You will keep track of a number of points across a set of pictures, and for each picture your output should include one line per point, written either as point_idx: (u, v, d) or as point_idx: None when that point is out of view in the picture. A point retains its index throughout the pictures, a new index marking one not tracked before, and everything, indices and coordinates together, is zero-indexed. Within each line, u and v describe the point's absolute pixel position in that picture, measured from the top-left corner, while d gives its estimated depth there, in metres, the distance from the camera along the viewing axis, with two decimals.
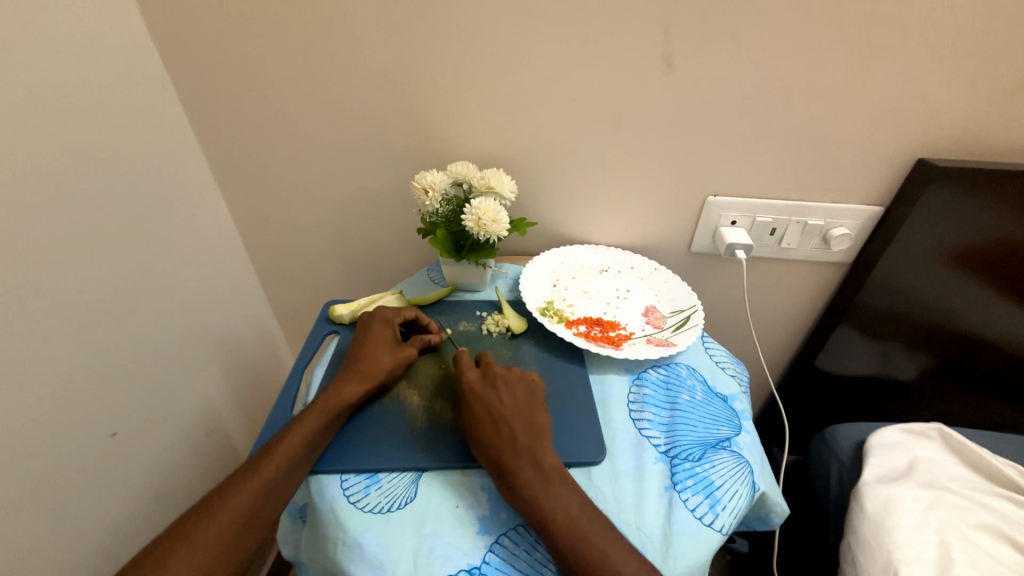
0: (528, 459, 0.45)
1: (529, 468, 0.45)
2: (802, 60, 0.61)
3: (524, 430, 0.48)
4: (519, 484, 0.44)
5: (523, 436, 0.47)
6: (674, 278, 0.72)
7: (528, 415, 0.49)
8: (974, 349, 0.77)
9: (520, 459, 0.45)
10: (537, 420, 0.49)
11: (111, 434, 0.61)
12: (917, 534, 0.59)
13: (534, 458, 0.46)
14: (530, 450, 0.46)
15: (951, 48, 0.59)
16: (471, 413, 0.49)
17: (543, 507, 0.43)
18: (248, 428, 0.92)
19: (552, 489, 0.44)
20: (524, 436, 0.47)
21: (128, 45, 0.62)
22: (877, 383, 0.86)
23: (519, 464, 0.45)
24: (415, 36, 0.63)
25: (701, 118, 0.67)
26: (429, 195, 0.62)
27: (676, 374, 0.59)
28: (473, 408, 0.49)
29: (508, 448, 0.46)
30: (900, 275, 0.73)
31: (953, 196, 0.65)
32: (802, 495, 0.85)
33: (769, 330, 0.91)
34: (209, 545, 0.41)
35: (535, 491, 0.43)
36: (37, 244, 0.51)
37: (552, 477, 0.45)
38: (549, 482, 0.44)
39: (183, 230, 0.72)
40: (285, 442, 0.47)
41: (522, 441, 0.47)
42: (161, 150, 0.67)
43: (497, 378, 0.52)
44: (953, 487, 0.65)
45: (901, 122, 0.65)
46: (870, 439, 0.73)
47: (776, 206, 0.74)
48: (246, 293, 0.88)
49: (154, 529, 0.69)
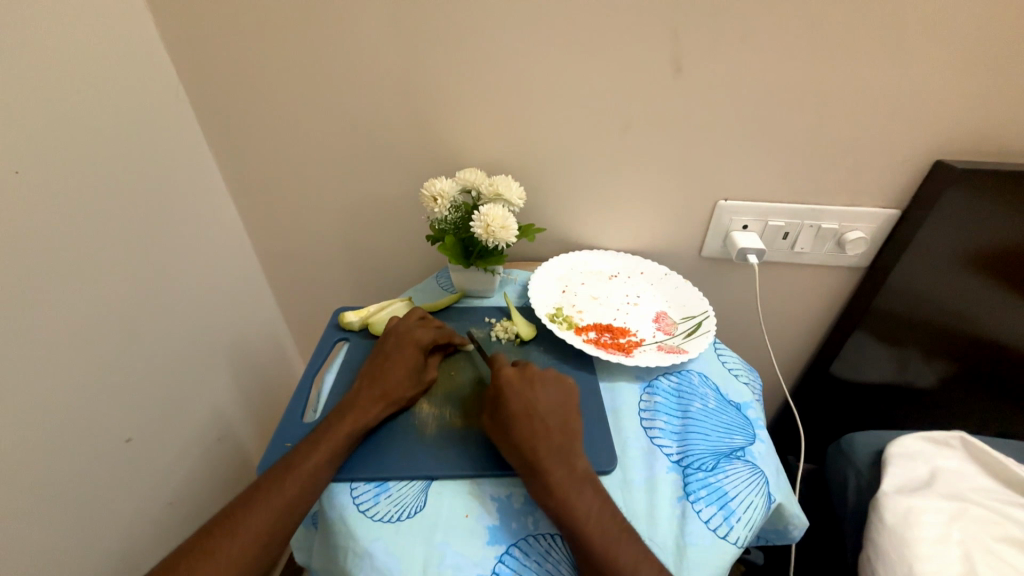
0: (563, 461, 0.45)
1: (562, 470, 0.45)
2: (812, 63, 0.61)
3: (560, 430, 0.48)
4: (550, 483, 0.44)
5: (558, 435, 0.47)
6: (685, 284, 0.71)
7: (564, 416, 0.49)
8: (997, 355, 0.75)
9: (554, 460, 0.45)
10: (573, 423, 0.49)
11: (125, 440, 0.61)
12: (939, 548, 0.57)
13: (567, 459, 0.46)
14: (564, 451, 0.46)
15: (966, 49, 0.58)
16: (506, 406, 0.48)
17: (572, 508, 0.42)
18: (259, 434, 0.92)
19: (582, 493, 0.43)
20: (559, 435, 0.47)
21: (143, 58, 0.63)
22: (895, 390, 0.84)
23: (553, 464, 0.45)
24: (422, 45, 0.64)
25: (709, 123, 0.66)
26: (438, 203, 0.62)
27: (688, 382, 0.58)
28: (510, 402, 0.49)
29: (543, 445, 0.46)
30: (918, 279, 0.72)
31: (973, 199, 0.64)
32: (818, 505, 0.83)
33: (782, 336, 0.89)
34: (228, 561, 0.41)
35: (566, 492, 0.43)
36: (52, 253, 0.52)
37: (582, 480, 0.45)
38: (579, 486, 0.44)
39: (195, 238, 0.73)
40: (306, 461, 0.46)
41: (558, 442, 0.47)
42: (174, 160, 0.69)
43: (534, 376, 0.52)
44: (976, 498, 0.63)
45: (915, 123, 0.63)
46: (888, 448, 0.71)
47: (788, 209, 0.72)
48: (257, 300, 0.89)
49: (166, 534, 0.69)
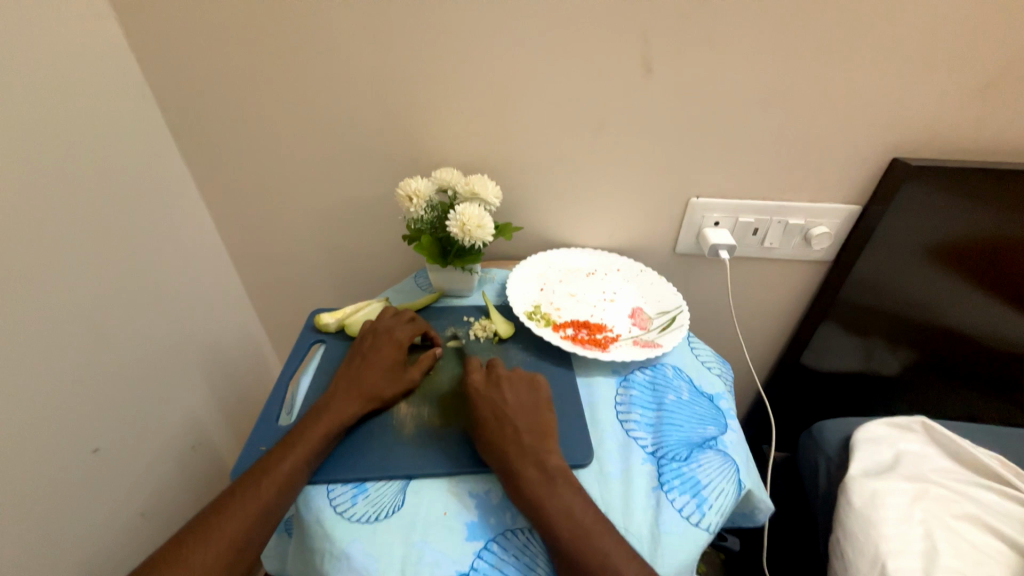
0: (532, 459, 0.46)
1: (532, 468, 0.46)
2: (778, 64, 0.63)
3: (529, 429, 0.49)
4: (521, 483, 0.45)
5: (528, 435, 0.49)
6: (659, 280, 0.73)
7: (535, 417, 0.51)
8: (954, 342, 0.79)
9: (523, 460, 0.46)
10: (545, 423, 0.50)
11: (93, 450, 0.59)
12: (902, 527, 0.60)
13: (537, 457, 0.47)
14: (534, 449, 0.47)
15: (919, 51, 0.60)
16: (475, 413, 0.51)
17: (541, 507, 0.43)
18: (235, 439, 0.91)
19: (553, 489, 0.44)
20: (529, 435, 0.49)
21: (106, 56, 0.61)
22: (862, 378, 0.87)
23: (523, 463, 0.46)
24: (397, 44, 0.64)
25: (681, 123, 0.68)
26: (413, 202, 0.62)
27: (662, 375, 0.60)
28: (477, 408, 0.51)
29: (513, 446, 0.47)
30: (880, 272, 0.75)
31: (928, 194, 0.67)
32: (791, 491, 0.86)
33: (755, 329, 0.92)
34: (202, 569, 0.40)
35: (536, 490, 0.44)
36: (14, 260, 0.50)
37: (555, 476, 0.45)
38: (551, 482, 0.45)
39: (164, 241, 0.71)
40: (282, 464, 0.46)
41: (527, 440, 0.48)
42: (141, 161, 0.66)
43: (500, 379, 0.54)
44: (937, 479, 0.66)
45: (875, 123, 0.66)
46: (855, 433, 0.74)
47: (757, 206, 0.75)
48: (231, 304, 0.87)
49: (139, 545, 0.67)
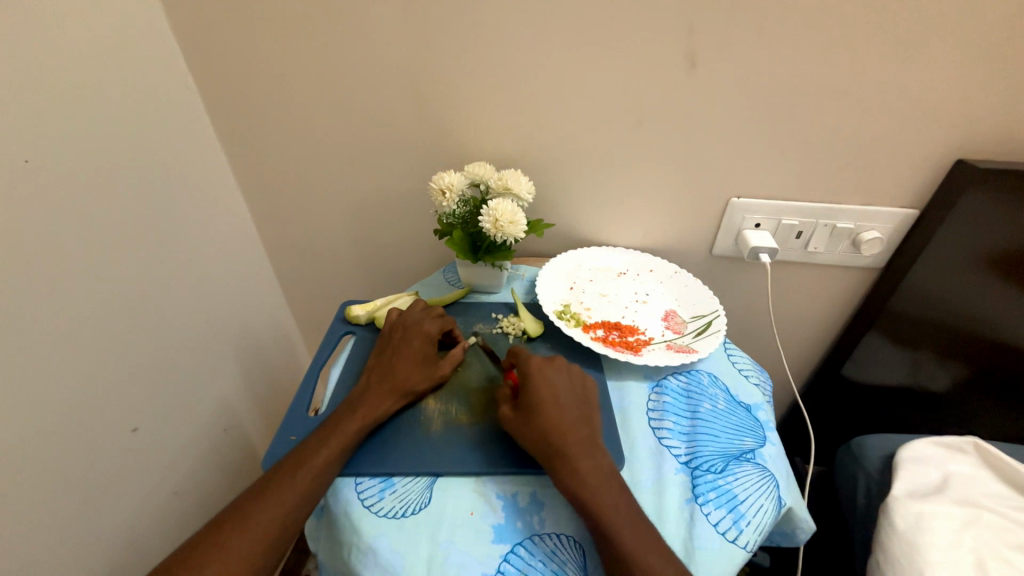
0: (588, 452, 0.45)
1: (587, 460, 0.44)
2: (832, 57, 0.59)
3: (585, 421, 0.48)
4: (580, 472, 0.43)
5: (585, 426, 0.47)
6: (695, 282, 0.70)
7: (588, 408, 0.49)
8: (1017, 361, 0.73)
9: (580, 450, 0.45)
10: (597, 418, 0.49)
11: (132, 429, 0.62)
12: (950, 554, 0.56)
13: (593, 452, 0.45)
14: (589, 443, 0.46)
15: (991, 44, 0.56)
16: (534, 397, 0.48)
17: (602, 503, 0.42)
18: (265, 425, 0.93)
19: (610, 485, 0.43)
20: (585, 426, 0.47)
21: (151, 48, 0.63)
22: (908, 393, 0.82)
23: (579, 453, 0.45)
24: (432, 37, 0.63)
25: (724, 119, 0.65)
26: (445, 196, 0.62)
27: (697, 382, 0.58)
28: (537, 392, 0.48)
29: (572, 435, 0.46)
30: (935, 282, 0.70)
31: (996, 200, 0.62)
32: (826, 508, 0.82)
33: (793, 336, 0.88)
34: (240, 556, 0.41)
35: (592, 482, 0.43)
36: (61, 244, 0.52)
37: (609, 474, 0.44)
38: (606, 479, 0.44)
39: (202, 230, 0.73)
40: (317, 455, 0.46)
41: (585, 433, 0.47)
42: (182, 152, 0.68)
43: (563, 365, 0.52)
44: (989, 505, 0.61)
45: (937, 121, 0.62)
46: (899, 452, 0.70)
47: (802, 208, 0.71)
48: (264, 292, 0.89)
49: (173, 523, 0.70)
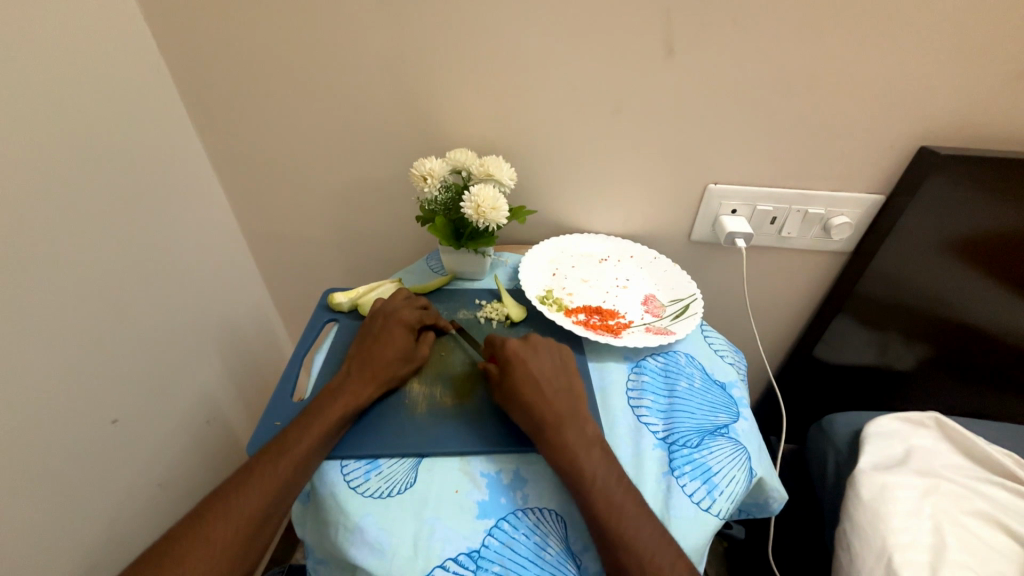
0: (571, 424, 0.47)
1: (571, 432, 0.47)
2: (805, 46, 0.60)
3: (564, 393, 0.50)
4: (563, 443, 0.46)
5: (566, 399, 0.49)
6: (674, 267, 0.72)
7: (566, 378, 0.52)
8: (972, 338, 0.77)
9: (563, 424, 0.47)
10: (575, 384, 0.52)
11: (112, 421, 0.61)
12: (911, 521, 0.60)
13: (577, 424, 0.47)
14: (573, 416, 0.48)
15: (953, 36, 0.58)
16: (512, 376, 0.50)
17: (572, 476, 0.44)
18: (248, 416, 0.92)
19: (593, 456, 0.45)
20: (566, 399, 0.49)
21: (123, 32, 0.61)
22: (876, 372, 0.86)
23: (561, 427, 0.47)
24: (413, 24, 0.63)
25: (702, 108, 0.66)
26: (427, 182, 0.62)
27: (675, 362, 0.59)
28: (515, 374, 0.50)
29: (550, 410, 0.48)
30: (899, 265, 0.73)
31: (954, 186, 0.65)
32: (798, 483, 0.86)
33: (768, 319, 0.91)
34: (225, 545, 0.41)
35: (576, 452, 0.45)
36: (35, 234, 0.51)
37: (593, 442, 0.47)
38: (588, 447, 0.46)
39: (181, 220, 0.72)
40: (298, 444, 0.46)
41: (563, 407, 0.48)
42: (158, 140, 0.67)
43: (532, 345, 0.54)
44: (949, 475, 0.65)
45: (903, 111, 0.64)
46: (866, 427, 0.73)
47: (776, 194, 0.73)
48: (244, 282, 0.88)
49: (156, 515, 0.69)
